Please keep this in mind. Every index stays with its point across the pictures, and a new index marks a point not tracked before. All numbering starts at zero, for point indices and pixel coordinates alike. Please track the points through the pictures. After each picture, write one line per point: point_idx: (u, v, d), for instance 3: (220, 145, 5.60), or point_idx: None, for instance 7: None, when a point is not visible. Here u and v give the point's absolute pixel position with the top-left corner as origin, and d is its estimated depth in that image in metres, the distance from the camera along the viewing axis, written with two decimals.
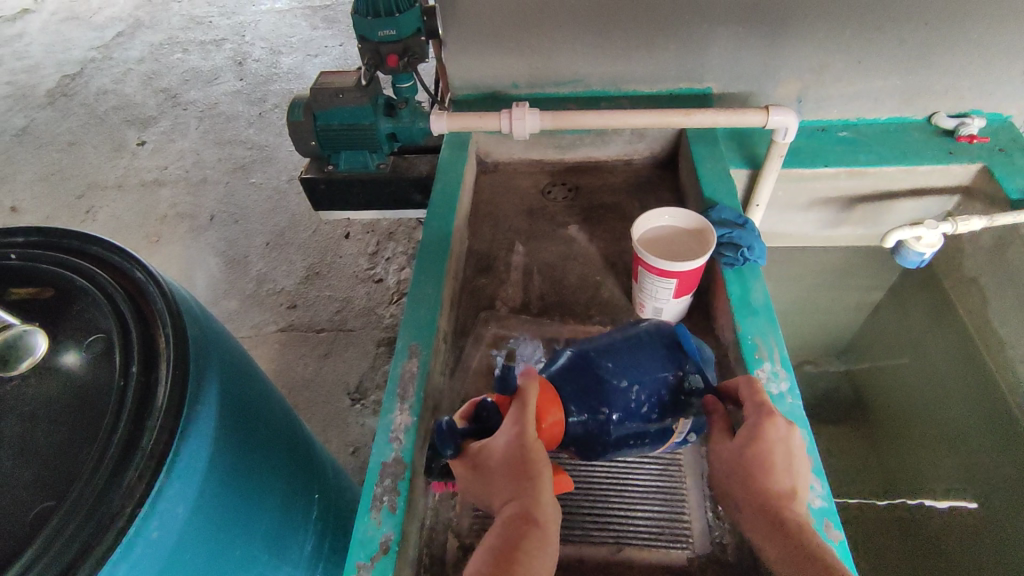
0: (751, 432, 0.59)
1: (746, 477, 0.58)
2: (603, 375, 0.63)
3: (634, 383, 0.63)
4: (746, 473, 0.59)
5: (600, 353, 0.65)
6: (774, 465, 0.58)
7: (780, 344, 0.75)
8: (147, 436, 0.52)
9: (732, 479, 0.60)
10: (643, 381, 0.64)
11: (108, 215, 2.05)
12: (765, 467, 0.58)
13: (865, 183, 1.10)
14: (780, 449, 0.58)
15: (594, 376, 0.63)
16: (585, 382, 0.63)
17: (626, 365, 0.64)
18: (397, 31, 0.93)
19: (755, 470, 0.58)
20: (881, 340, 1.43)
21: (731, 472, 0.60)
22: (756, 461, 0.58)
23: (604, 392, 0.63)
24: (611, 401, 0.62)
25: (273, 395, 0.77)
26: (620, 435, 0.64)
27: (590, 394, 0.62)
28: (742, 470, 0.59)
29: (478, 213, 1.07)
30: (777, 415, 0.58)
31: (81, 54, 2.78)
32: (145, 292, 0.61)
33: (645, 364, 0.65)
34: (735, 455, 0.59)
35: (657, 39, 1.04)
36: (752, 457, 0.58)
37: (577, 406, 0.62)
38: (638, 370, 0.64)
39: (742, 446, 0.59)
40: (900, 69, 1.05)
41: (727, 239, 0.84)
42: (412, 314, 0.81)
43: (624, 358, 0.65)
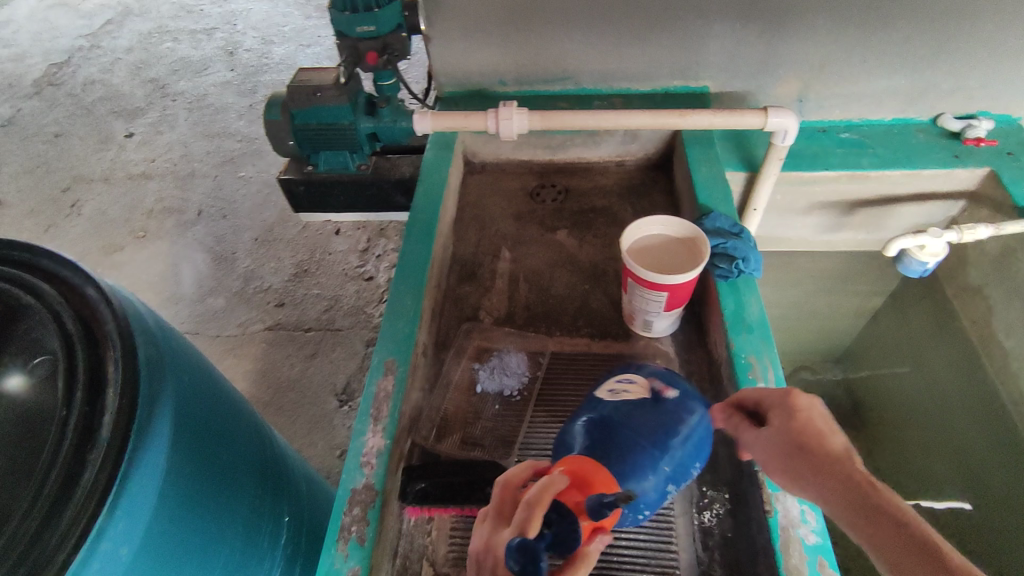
0: (782, 408, 0.54)
1: (796, 453, 0.51)
2: (636, 436, 0.59)
3: (664, 437, 0.59)
4: (797, 452, 0.51)
5: (616, 415, 0.61)
6: (821, 432, 0.52)
7: (776, 363, 0.71)
8: (89, 472, 0.48)
9: (789, 467, 0.52)
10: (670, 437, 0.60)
11: (94, 208, 2.01)
12: (813, 435, 0.51)
13: (867, 187, 1.06)
14: (818, 416, 0.53)
15: (624, 439, 0.59)
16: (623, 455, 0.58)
17: (650, 421, 0.60)
18: (376, 28, 0.89)
19: (802, 443, 0.51)
20: (879, 346, 1.39)
21: (779, 456, 0.53)
22: (797, 433, 0.52)
23: (642, 450, 0.58)
24: (647, 462, 0.58)
25: (242, 412, 0.73)
26: (659, 497, 0.59)
27: (626, 461, 0.57)
28: (787, 447, 0.52)
29: (464, 216, 1.02)
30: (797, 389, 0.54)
31: (68, 42, 2.72)
32: (96, 309, 0.57)
33: (671, 416, 0.61)
34: (776, 435, 0.53)
35: (652, 35, 0.99)
36: (796, 431, 0.52)
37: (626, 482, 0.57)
38: (661, 424, 0.60)
39: (781, 426, 0.53)
40: (905, 69, 1.00)
41: (721, 249, 0.80)
42: (389, 328, 0.77)
43: (648, 413, 0.61)
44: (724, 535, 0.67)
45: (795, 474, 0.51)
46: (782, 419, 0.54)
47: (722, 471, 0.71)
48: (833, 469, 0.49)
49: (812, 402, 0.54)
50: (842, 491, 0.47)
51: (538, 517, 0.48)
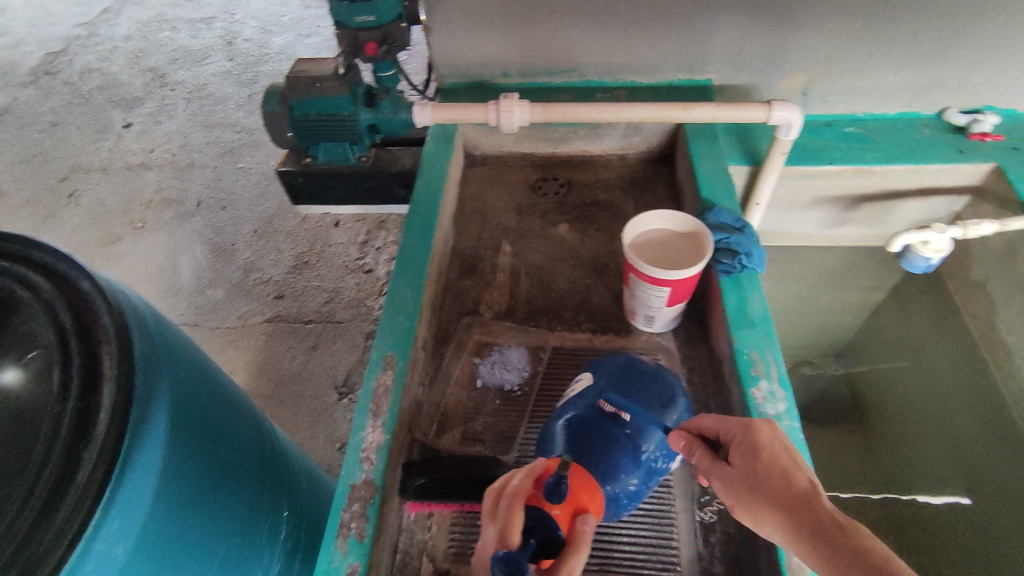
0: (746, 449, 0.53)
1: (767, 497, 0.50)
2: (610, 433, 0.59)
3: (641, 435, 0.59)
4: (762, 489, 0.51)
5: (591, 415, 0.61)
6: (786, 470, 0.51)
7: (779, 360, 0.71)
8: (83, 470, 0.48)
9: (754, 506, 0.51)
10: (649, 426, 0.60)
11: (92, 199, 2.00)
12: (780, 478, 0.51)
13: (872, 182, 1.05)
14: (781, 453, 0.52)
15: (599, 437, 0.59)
16: (600, 452, 0.59)
17: (625, 418, 0.60)
18: (376, 17, 0.88)
19: (768, 480, 0.51)
20: (881, 342, 1.39)
21: (750, 502, 0.51)
22: (762, 476, 0.51)
23: (619, 444, 0.59)
24: (625, 460, 0.58)
25: (241, 406, 0.73)
26: (644, 488, 0.60)
27: (603, 461, 0.58)
28: (756, 491, 0.51)
29: (464, 210, 1.02)
30: (760, 421, 0.54)
31: (66, 30, 2.69)
32: (90, 303, 0.56)
33: (646, 407, 0.61)
34: (743, 479, 0.52)
35: (655, 26, 0.98)
36: (760, 467, 0.52)
37: (605, 477, 0.58)
38: (637, 421, 0.60)
39: (749, 470, 0.52)
40: (912, 62, 0.99)
41: (724, 244, 0.79)
42: (389, 323, 0.76)
43: (621, 407, 0.61)
44: (725, 532, 0.66)
45: (767, 518, 0.50)
46: (747, 461, 0.52)
47: None
48: (804, 513, 0.48)
49: (774, 437, 0.53)
50: (817, 538, 0.47)
51: (511, 522, 0.50)
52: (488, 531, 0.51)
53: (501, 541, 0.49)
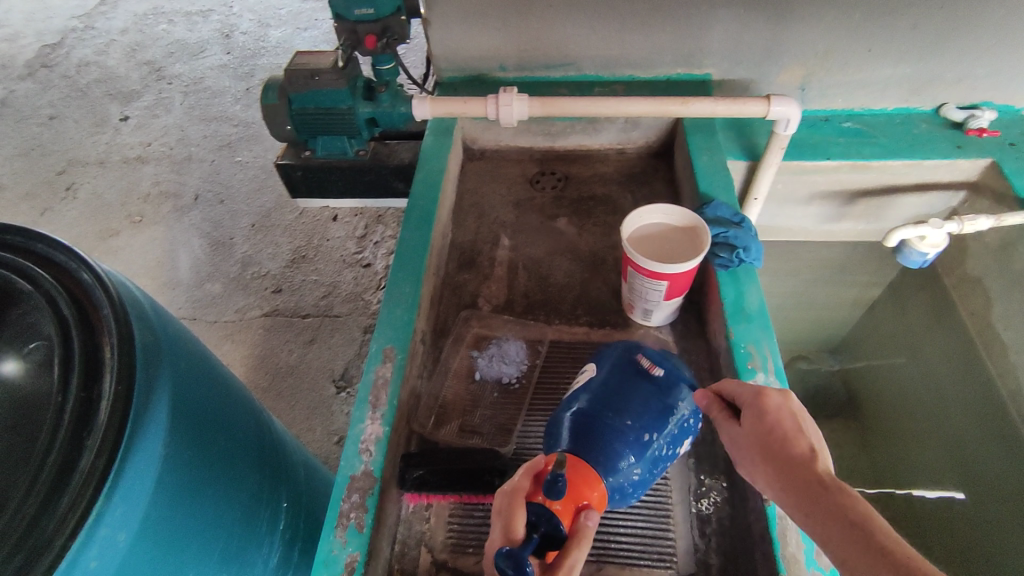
0: (755, 412, 0.54)
1: (766, 456, 0.52)
2: (611, 422, 0.59)
3: (646, 423, 0.60)
4: (767, 448, 0.52)
5: (596, 404, 0.61)
6: (789, 433, 0.52)
7: (775, 353, 0.71)
8: (85, 458, 0.48)
9: (756, 462, 0.53)
10: (647, 412, 0.60)
11: (89, 192, 1.99)
12: (781, 440, 0.51)
13: (869, 177, 1.05)
14: (787, 418, 0.53)
15: (601, 427, 0.59)
16: (602, 441, 0.58)
17: (630, 406, 0.60)
18: (375, 10, 0.88)
19: (772, 441, 0.52)
20: (877, 337, 1.39)
21: (752, 460, 0.53)
22: (767, 436, 0.53)
23: (621, 432, 0.59)
24: (631, 450, 0.58)
25: (241, 399, 0.73)
26: (648, 477, 0.60)
27: (609, 452, 0.58)
28: (758, 450, 0.53)
29: (463, 204, 1.02)
30: (771, 389, 0.55)
31: (62, 23, 2.68)
32: (91, 294, 0.56)
33: (644, 395, 0.61)
34: (750, 437, 0.54)
35: (654, 20, 0.98)
36: (767, 427, 0.53)
37: (610, 466, 0.57)
38: (641, 409, 0.60)
39: (754, 431, 0.54)
40: (910, 57, 0.99)
41: (721, 238, 0.80)
42: (388, 315, 0.76)
43: (620, 396, 0.61)
44: (721, 524, 0.67)
45: (766, 476, 0.52)
46: (752, 422, 0.54)
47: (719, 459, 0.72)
48: (798, 474, 0.49)
49: (783, 403, 0.54)
50: (806, 497, 0.48)
51: (513, 518, 0.51)
52: (495, 528, 0.52)
53: (507, 538, 0.50)
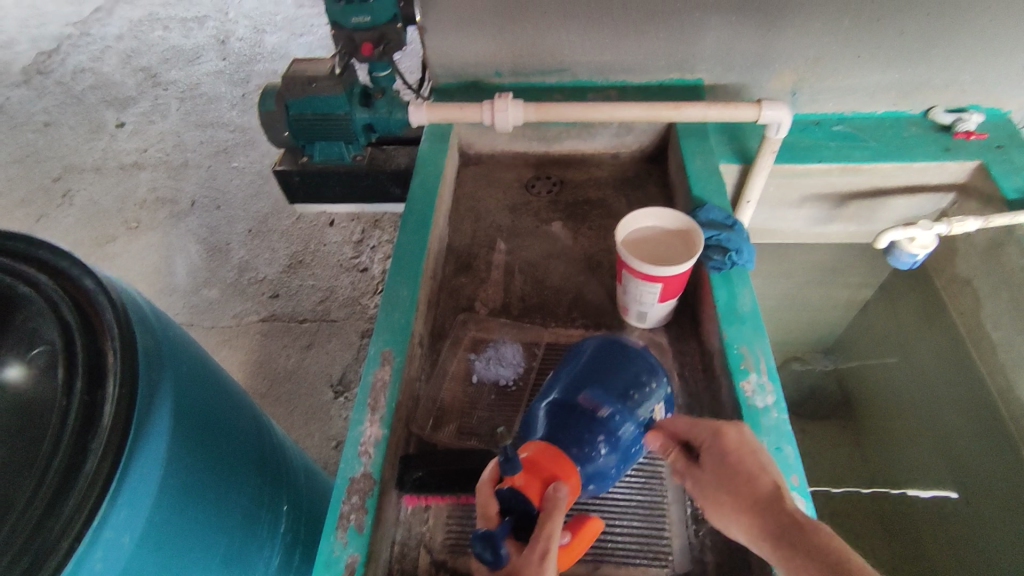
0: (716, 452, 0.57)
1: (732, 500, 0.54)
2: (580, 405, 0.61)
3: (618, 404, 0.61)
4: (731, 489, 0.54)
5: (569, 389, 0.62)
6: (753, 471, 0.54)
7: (768, 353, 0.72)
8: (91, 461, 0.49)
9: (721, 501, 0.55)
10: (616, 393, 0.62)
11: (86, 199, 1.99)
12: (750, 483, 0.54)
13: (859, 180, 1.07)
14: (747, 454, 0.55)
15: (570, 411, 0.60)
16: (572, 423, 0.59)
17: (602, 387, 0.62)
18: (371, 18, 0.88)
19: (735, 480, 0.54)
20: (868, 338, 1.41)
21: (723, 508, 0.55)
22: (729, 476, 0.55)
23: (588, 414, 0.60)
24: (601, 431, 0.59)
25: (241, 403, 0.74)
26: (625, 456, 0.61)
27: (579, 432, 0.59)
28: (727, 497, 0.55)
29: (459, 208, 1.03)
30: (726, 427, 0.57)
31: (57, 30, 2.68)
32: (93, 300, 0.57)
33: (613, 376, 0.63)
34: (714, 481, 0.56)
35: (647, 27, 1.00)
36: (728, 466, 0.55)
37: (580, 445, 0.58)
38: (614, 392, 0.62)
39: (719, 477, 0.56)
40: (899, 62, 1.01)
41: (715, 241, 0.81)
42: (386, 318, 0.77)
43: (590, 380, 0.63)
44: (715, 523, 0.68)
45: (732, 517, 0.54)
46: (719, 468, 0.56)
47: None
48: (771, 517, 0.51)
49: (741, 438, 0.56)
50: (778, 534, 0.50)
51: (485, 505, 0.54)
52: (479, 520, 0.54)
53: (486, 522, 0.53)
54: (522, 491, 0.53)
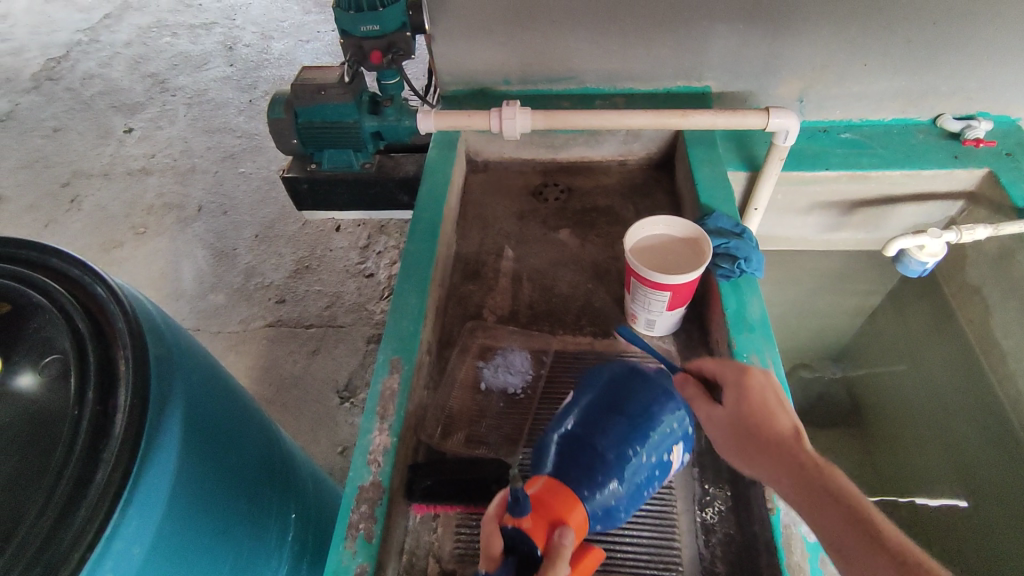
0: (738, 390, 0.60)
1: (750, 438, 0.59)
2: (594, 441, 0.59)
3: (632, 442, 0.60)
4: (749, 427, 0.59)
5: (584, 423, 0.61)
6: (771, 411, 0.59)
7: (777, 363, 0.72)
8: (102, 471, 0.49)
9: (737, 439, 0.60)
10: (632, 430, 0.60)
11: (94, 204, 2.01)
12: (768, 424, 0.58)
13: (867, 187, 1.06)
14: (769, 396, 0.59)
15: (583, 447, 0.59)
16: (584, 461, 0.58)
17: (617, 424, 0.60)
18: (380, 27, 0.89)
19: (755, 420, 0.59)
20: (876, 346, 1.40)
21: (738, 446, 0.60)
22: (752, 415, 0.59)
23: (601, 452, 0.59)
24: (614, 470, 0.58)
25: (250, 411, 0.74)
26: (635, 494, 0.60)
27: (591, 471, 0.58)
28: (743, 436, 0.59)
29: (467, 215, 1.03)
30: (752, 368, 0.60)
31: (66, 36, 2.71)
32: (105, 308, 0.58)
33: (631, 410, 0.61)
34: (732, 418, 0.60)
35: (655, 35, 1.00)
36: (749, 406, 0.59)
37: (592, 485, 0.57)
38: (630, 428, 0.60)
39: (739, 418, 0.60)
40: (907, 69, 1.01)
41: (723, 249, 0.81)
42: (394, 326, 0.77)
43: (606, 414, 0.61)
44: (726, 533, 0.67)
45: (747, 452, 0.59)
46: (738, 410, 0.60)
47: (723, 467, 0.72)
48: (784, 455, 0.56)
49: (765, 380, 0.60)
50: (789, 470, 0.56)
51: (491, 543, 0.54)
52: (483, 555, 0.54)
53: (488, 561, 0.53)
54: (528, 534, 0.53)
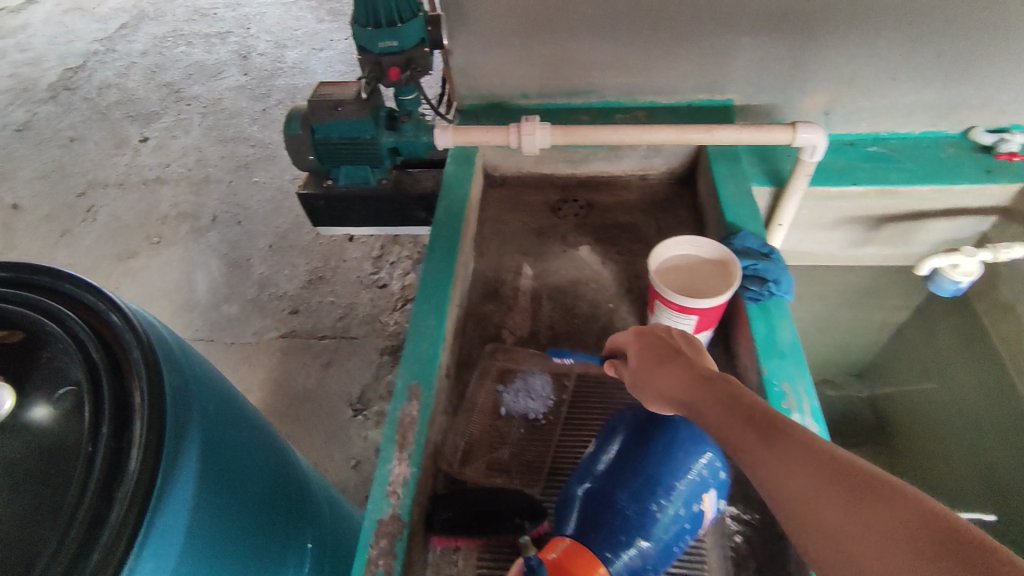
0: (641, 338, 0.58)
1: (655, 376, 0.54)
2: (614, 501, 0.59)
3: (655, 498, 0.59)
4: (652, 366, 0.55)
5: (605, 480, 0.61)
6: (669, 349, 0.55)
7: (811, 393, 0.69)
8: (116, 511, 0.47)
9: (647, 383, 0.55)
10: (652, 485, 0.60)
11: (109, 214, 2.01)
12: (666, 353, 0.55)
13: (896, 203, 1.03)
14: (671, 338, 0.56)
15: (603, 507, 0.59)
16: (604, 522, 0.58)
17: (636, 479, 0.60)
18: (399, 43, 0.87)
19: (654, 359, 0.55)
20: (903, 362, 1.37)
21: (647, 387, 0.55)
22: (654, 355, 0.55)
23: (621, 511, 0.59)
24: (637, 530, 0.58)
25: (265, 437, 0.73)
26: (667, 550, 0.59)
27: (612, 533, 0.58)
28: (648, 376, 0.55)
29: (485, 232, 1.01)
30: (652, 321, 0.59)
31: (84, 46, 2.73)
32: (120, 338, 0.56)
33: (652, 464, 0.61)
34: (639, 364, 0.56)
35: (677, 47, 0.98)
36: (650, 348, 0.56)
37: (614, 547, 0.57)
38: (651, 484, 0.60)
39: (640, 357, 0.56)
40: (938, 81, 0.98)
41: (752, 271, 0.78)
42: (413, 349, 0.76)
43: (627, 469, 0.61)
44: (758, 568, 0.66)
45: (657, 395, 0.53)
46: (638, 350, 0.57)
47: (753, 499, 0.71)
48: (688, 379, 0.51)
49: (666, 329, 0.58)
50: (691, 391, 0.50)
51: None
52: None
53: None
54: None
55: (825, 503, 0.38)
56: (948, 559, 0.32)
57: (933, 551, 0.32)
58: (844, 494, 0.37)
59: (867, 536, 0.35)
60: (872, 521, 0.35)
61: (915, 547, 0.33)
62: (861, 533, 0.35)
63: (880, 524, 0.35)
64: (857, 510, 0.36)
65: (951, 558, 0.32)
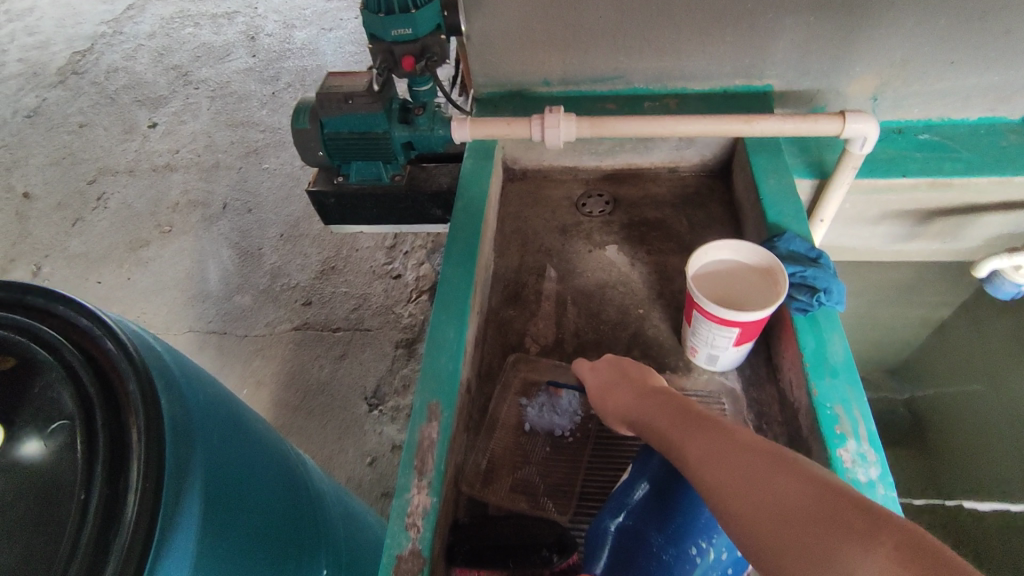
0: (605, 366, 0.66)
1: (616, 398, 0.61)
2: (651, 542, 0.55)
3: (696, 540, 0.55)
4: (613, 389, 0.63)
5: (640, 517, 0.56)
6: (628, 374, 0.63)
7: (868, 417, 0.63)
8: (111, 566, 0.43)
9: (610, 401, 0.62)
10: (692, 527, 0.55)
11: (119, 202, 1.97)
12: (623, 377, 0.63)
13: (948, 196, 0.96)
14: (629, 365, 0.64)
15: (636, 545, 0.55)
16: (635, 560, 0.55)
17: (676, 520, 0.55)
18: (413, 30, 0.80)
19: (616, 382, 0.63)
20: (945, 360, 1.29)
21: (607, 404, 0.63)
22: (616, 381, 0.63)
23: (656, 552, 0.55)
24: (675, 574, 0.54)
25: (274, 458, 0.68)
26: None
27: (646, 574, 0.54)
28: (610, 396, 0.62)
29: (505, 230, 0.95)
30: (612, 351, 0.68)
31: (91, 28, 2.67)
32: (118, 367, 0.52)
33: (695, 503, 0.55)
34: (603, 388, 0.64)
35: (712, 29, 0.90)
36: (610, 372, 0.65)
37: None
38: (691, 525, 0.55)
39: (602, 381, 0.65)
40: (999, 63, 0.89)
41: (799, 278, 0.72)
42: (431, 364, 0.71)
43: (664, 506, 0.56)
44: None
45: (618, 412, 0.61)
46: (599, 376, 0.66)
47: None
48: (642, 398, 0.58)
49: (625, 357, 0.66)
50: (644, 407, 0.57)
51: None
52: None
53: None
54: None
55: (740, 480, 0.42)
56: (834, 506, 0.37)
57: (823, 505, 0.38)
58: (755, 461, 0.43)
59: (774, 501, 0.40)
60: (773, 489, 0.40)
61: (809, 503, 0.38)
62: (763, 490, 0.41)
63: (785, 486, 0.40)
64: (762, 480, 0.41)
65: (832, 504, 0.38)
